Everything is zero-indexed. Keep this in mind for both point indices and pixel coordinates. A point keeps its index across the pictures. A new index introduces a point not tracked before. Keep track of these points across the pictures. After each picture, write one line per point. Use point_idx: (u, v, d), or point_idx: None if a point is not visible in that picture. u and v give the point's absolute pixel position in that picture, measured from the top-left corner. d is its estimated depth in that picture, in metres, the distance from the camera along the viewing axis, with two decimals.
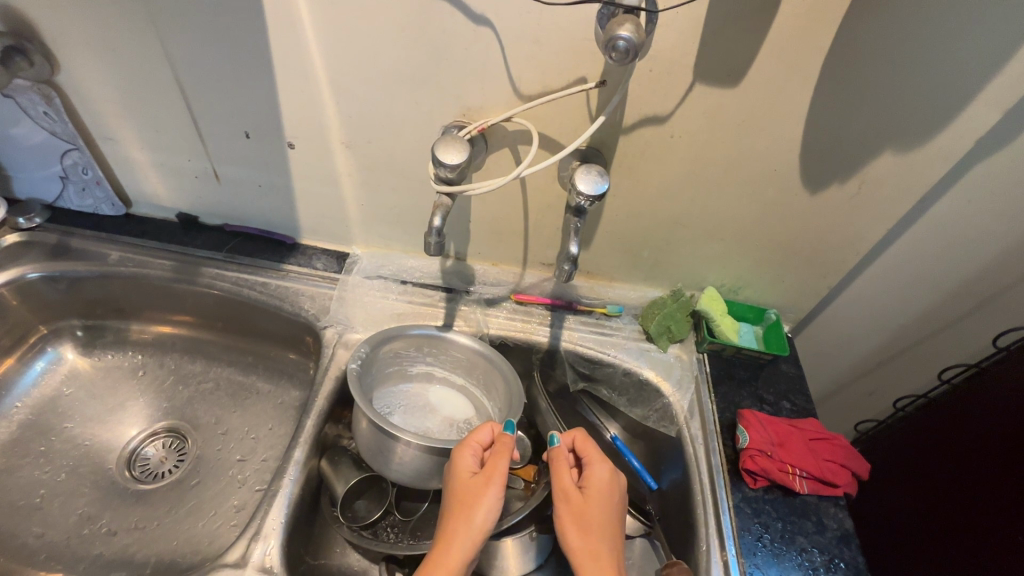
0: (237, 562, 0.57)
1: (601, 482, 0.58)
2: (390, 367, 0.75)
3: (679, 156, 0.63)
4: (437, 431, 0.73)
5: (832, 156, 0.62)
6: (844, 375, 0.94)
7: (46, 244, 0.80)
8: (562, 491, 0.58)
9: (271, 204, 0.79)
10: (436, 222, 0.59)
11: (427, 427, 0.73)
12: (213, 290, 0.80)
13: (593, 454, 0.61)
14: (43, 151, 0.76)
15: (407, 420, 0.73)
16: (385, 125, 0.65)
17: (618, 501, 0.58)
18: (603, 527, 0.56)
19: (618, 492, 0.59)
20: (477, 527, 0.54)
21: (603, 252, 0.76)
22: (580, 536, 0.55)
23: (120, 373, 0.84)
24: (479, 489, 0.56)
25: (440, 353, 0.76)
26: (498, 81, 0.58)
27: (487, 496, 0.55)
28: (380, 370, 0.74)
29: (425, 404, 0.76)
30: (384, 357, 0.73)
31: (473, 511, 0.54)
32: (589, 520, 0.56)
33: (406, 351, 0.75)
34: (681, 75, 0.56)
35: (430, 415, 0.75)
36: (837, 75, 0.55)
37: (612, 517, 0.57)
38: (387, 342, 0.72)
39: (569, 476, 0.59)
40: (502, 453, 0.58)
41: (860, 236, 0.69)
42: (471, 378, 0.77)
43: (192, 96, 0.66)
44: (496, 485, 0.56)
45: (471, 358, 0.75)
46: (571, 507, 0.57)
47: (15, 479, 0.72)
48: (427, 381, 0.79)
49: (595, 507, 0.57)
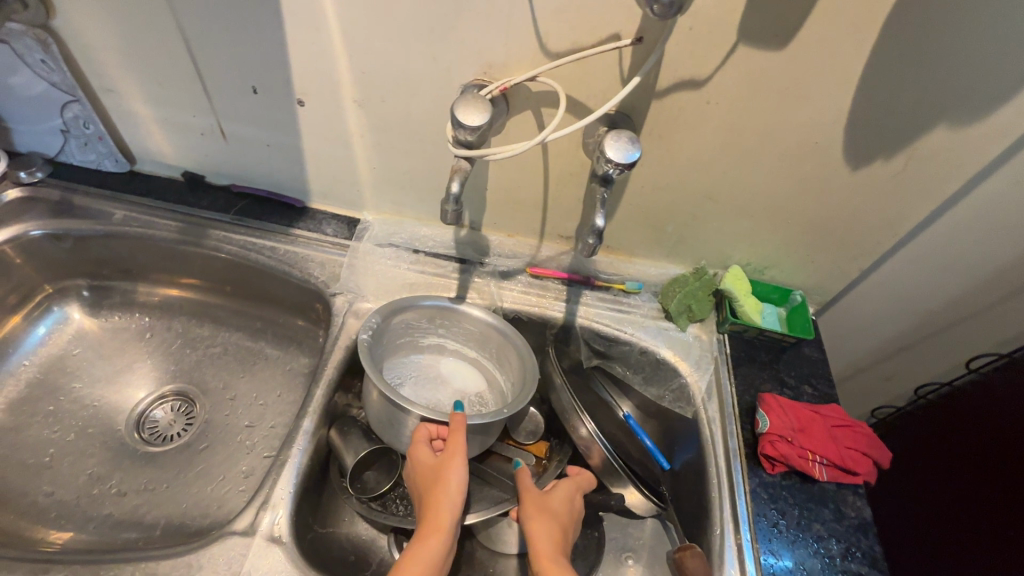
0: (246, 530, 0.57)
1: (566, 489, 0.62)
2: (401, 338, 0.73)
3: (714, 124, 0.59)
4: (448, 404, 0.72)
5: (880, 129, 0.57)
6: (864, 359, 0.92)
7: (50, 201, 0.78)
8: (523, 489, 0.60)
9: (280, 165, 0.75)
10: (453, 189, 0.56)
11: (438, 400, 0.72)
12: (220, 254, 0.77)
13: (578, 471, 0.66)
14: (43, 103, 0.73)
15: (419, 392, 0.72)
16: (401, 83, 0.61)
17: (578, 504, 0.62)
18: (561, 517, 0.58)
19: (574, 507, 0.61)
20: (455, 494, 0.55)
21: (625, 225, 0.73)
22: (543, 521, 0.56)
23: (128, 335, 0.83)
24: (444, 464, 0.56)
25: (452, 326, 0.74)
26: (523, 36, 0.54)
27: (455, 469, 0.55)
28: (391, 340, 0.72)
29: (437, 375, 0.75)
30: (396, 327, 0.71)
31: (445, 483, 0.55)
32: (549, 508, 0.58)
33: (418, 322, 0.73)
34: (723, 34, 0.51)
35: (440, 388, 0.74)
36: (896, 37, 0.50)
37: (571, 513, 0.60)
38: (399, 313, 0.70)
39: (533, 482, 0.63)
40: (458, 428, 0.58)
41: (899, 216, 0.65)
42: (484, 351, 0.75)
43: (195, 46, 0.62)
44: (459, 456, 0.56)
45: (485, 332, 0.73)
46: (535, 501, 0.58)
47: (24, 437, 0.72)
48: (437, 353, 0.77)
49: (556, 499, 0.60)
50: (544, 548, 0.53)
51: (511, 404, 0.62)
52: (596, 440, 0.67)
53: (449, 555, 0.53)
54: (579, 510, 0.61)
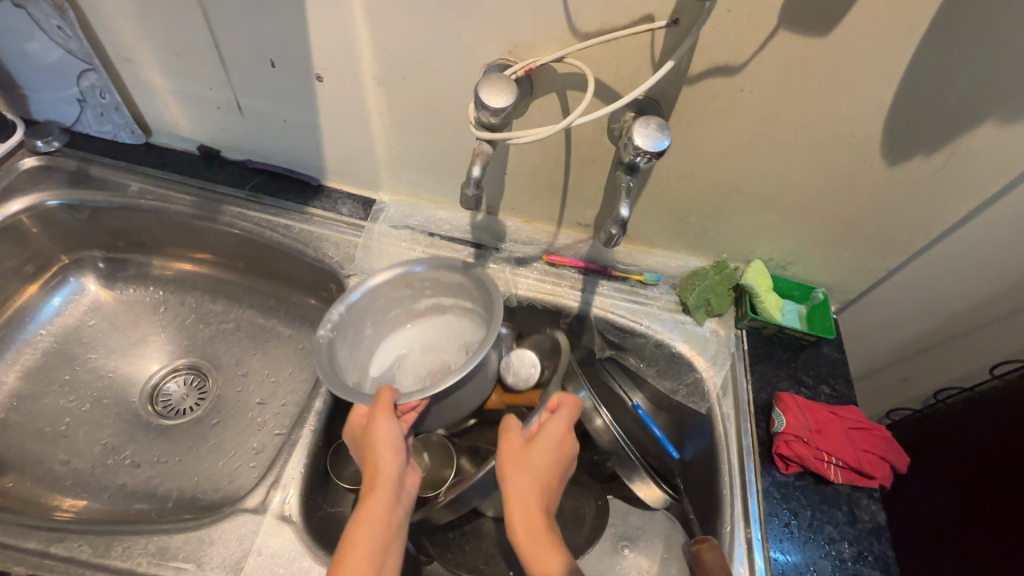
0: (257, 508, 0.57)
1: (556, 430, 0.57)
2: (392, 310, 0.72)
3: (745, 113, 0.57)
4: (453, 360, 0.70)
5: (921, 125, 0.55)
6: (883, 359, 0.90)
7: (66, 171, 0.78)
8: (505, 438, 0.56)
9: (296, 141, 0.74)
10: (475, 173, 0.54)
11: (443, 361, 0.70)
12: (234, 230, 0.77)
13: (563, 398, 0.59)
14: (59, 71, 0.72)
15: (424, 357, 0.71)
16: (423, 60, 0.59)
17: (567, 453, 0.57)
18: (541, 475, 0.54)
19: (562, 455, 0.57)
20: (388, 463, 0.53)
21: (646, 216, 0.71)
22: (523, 484, 0.53)
23: (142, 308, 0.83)
24: (371, 435, 0.54)
25: (435, 284, 0.71)
26: (552, 15, 0.52)
27: (380, 438, 0.53)
28: (379, 316, 0.71)
29: (440, 336, 0.73)
30: (378, 303, 0.69)
31: (375, 455, 0.53)
32: (529, 465, 0.54)
33: (400, 292, 0.70)
34: (763, 18, 0.49)
35: (442, 347, 0.72)
36: (951, 26, 0.47)
37: (558, 464, 0.56)
38: (367, 292, 0.67)
39: (518, 425, 0.58)
40: (383, 400, 0.56)
41: (935, 215, 0.62)
42: (472, 304, 0.71)
43: (213, 17, 0.60)
44: (386, 425, 0.54)
45: (464, 284, 0.69)
46: (517, 456, 0.54)
47: (40, 405, 0.73)
48: (440, 314, 0.74)
49: (539, 453, 0.55)
50: (518, 517, 0.52)
51: (456, 374, 0.58)
52: (614, 432, 0.64)
53: (393, 527, 0.52)
54: (565, 457, 0.57)
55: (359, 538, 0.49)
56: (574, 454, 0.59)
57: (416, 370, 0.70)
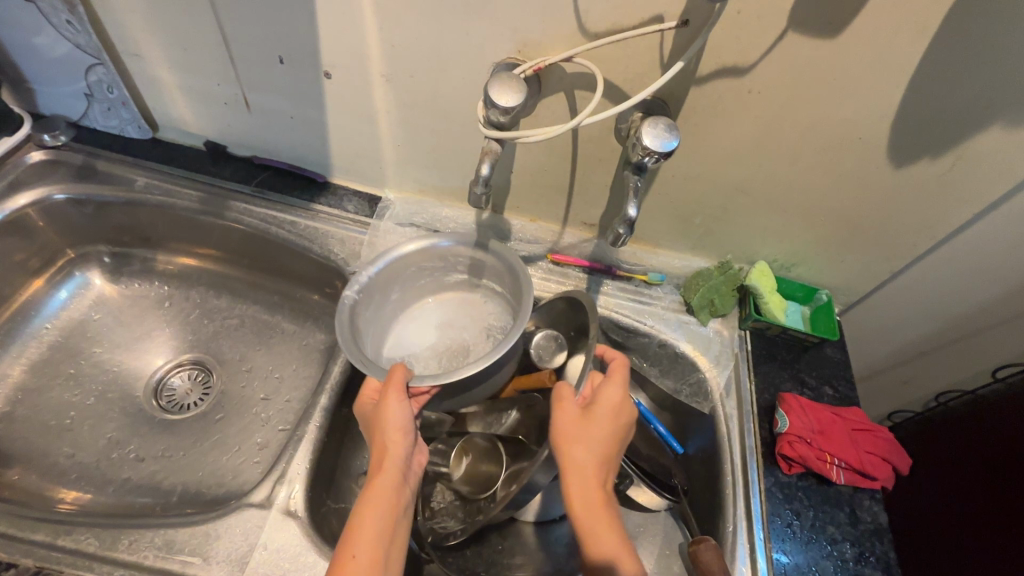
0: (263, 503, 0.57)
1: (611, 401, 0.56)
2: (421, 280, 0.72)
3: (754, 114, 0.57)
4: (473, 342, 0.70)
5: (928, 129, 0.55)
6: (884, 361, 0.90)
7: (72, 165, 0.78)
8: (560, 407, 0.56)
9: (303, 138, 0.74)
10: (483, 171, 0.55)
11: (463, 339, 0.70)
12: (240, 225, 0.77)
13: (621, 363, 0.58)
14: (67, 65, 0.72)
15: (445, 331, 0.71)
16: (431, 58, 0.59)
17: (625, 422, 0.56)
18: (599, 445, 0.54)
19: (622, 422, 0.56)
20: (395, 441, 0.54)
21: (651, 216, 0.72)
22: (580, 455, 0.53)
23: (147, 303, 0.83)
24: (380, 414, 0.54)
25: (465, 260, 0.70)
26: (561, 15, 0.52)
27: (389, 418, 0.54)
28: (407, 284, 0.71)
29: (465, 315, 0.73)
30: (407, 271, 0.70)
31: (383, 434, 0.54)
32: (586, 437, 0.54)
33: (432, 263, 0.70)
34: (774, 20, 0.49)
35: (466, 326, 0.72)
36: (959, 31, 0.47)
37: (617, 433, 0.56)
38: (398, 259, 0.67)
39: (571, 394, 0.57)
40: (393, 379, 0.55)
41: (939, 218, 0.63)
42: (505, 287, 0.70)
43: (223, 14, 0.60)
44: (395, 405, 0.54)
45: (497, 266, 0.69)
46: (574, 428, 0.54)
47: (46, 398, 0.74)
48: (468, 290, 0.74)
49: (597, 425, 0.55)
50: (576, 490, 0.53)
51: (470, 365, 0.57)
52: None
53: (402, 506, 0.52)
54: (625, 425, 0.56)
55: (365, 517, 0.50)
56: (631, 423, 0.58)
57: (434, 343, 0.70)
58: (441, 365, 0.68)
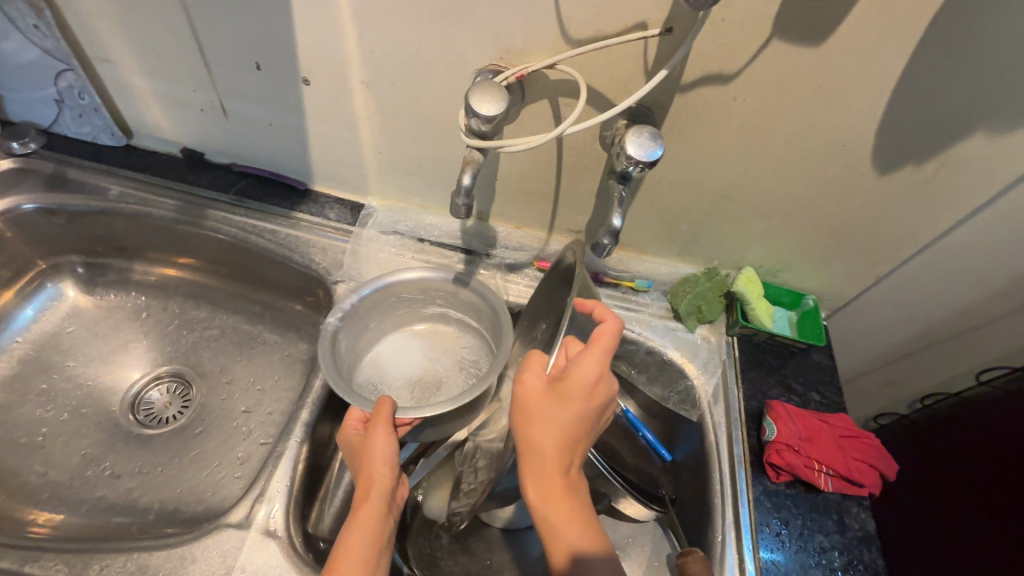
0: (241, 523, 0.56)
1: (574, 383, 0.50)
2: (400, 309, 0.71)
3: (738, 123, 0.56)
4: (447, 376, 0.69)
5: (913, 138, 0.55)
6: (869, 363, 0.91)
7: (43, 174, 0.76)
8: (523, 381, 0.52)
9: (283, 146, 0.73)
10: (465, 181, 0.54)
11: (437, 371, 0.69)
12: (218, 235, 0.75)
13: (604, 328, 0.51)
14: (35, 71, 0.70)
15: (419, 363, 0.70)
16: (411, 64, 0.58)
17: (593, 405, 0.50)
18: (558, 429, 0.49)
19: (590, 404, 0.50)
20: (381, 471, 0.52)
21: (638, 224, 0.71)
22: (535, 440, 0.49)
23: (123, 314, 0.81)
24: (367, 442, 0.53)
25: (447, 295, 0.70)
26: (544, 22, 0.51)
27: (376, 448, 0.53)
28: (386, 314, 0.70)
29: (440, 349, 0.71)
30: (388, 301, 0.69)
31: (370, 464, 0.52)
32: (541, 421, 0.50)
33: (413, 294, 0.70)
34: (758, 27, 0.48)
35: (441, 359, 0.70)
36: (942, 41, 0.47)
37: (579, 418, 0.50)
38: (383, 288, 0.67)
39: (539, 368, 0.52)
40: (382, 409, 0.55)
41: (924, 224, 0.63)
42: (484, 324, 0.70)
43: (197, 18, 0.58)
44: (381, 433, 0.53)
45: (479, 305, 0.69)
46: (529, 410, 0.50)
47: (16, 415, 0.71)
48: (443, 323, 0.73)
49: (554, 410, 0.50)
50: (531, 476, 0.50)
51: (454, 399, 0.57)
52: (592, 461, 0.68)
53: (386, 535, 0.51)
54: (595, 407, 0.51)
55: (352, 546, 0.49)
56: (610, 396, 0.52)
57: (408, 373, 0.68)
58: (413, 397, 0.66)
